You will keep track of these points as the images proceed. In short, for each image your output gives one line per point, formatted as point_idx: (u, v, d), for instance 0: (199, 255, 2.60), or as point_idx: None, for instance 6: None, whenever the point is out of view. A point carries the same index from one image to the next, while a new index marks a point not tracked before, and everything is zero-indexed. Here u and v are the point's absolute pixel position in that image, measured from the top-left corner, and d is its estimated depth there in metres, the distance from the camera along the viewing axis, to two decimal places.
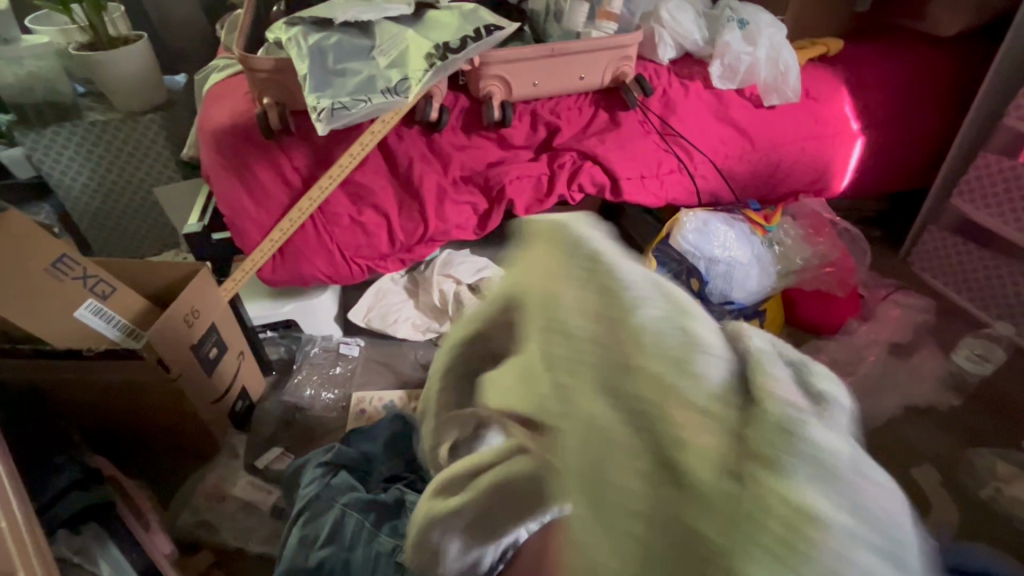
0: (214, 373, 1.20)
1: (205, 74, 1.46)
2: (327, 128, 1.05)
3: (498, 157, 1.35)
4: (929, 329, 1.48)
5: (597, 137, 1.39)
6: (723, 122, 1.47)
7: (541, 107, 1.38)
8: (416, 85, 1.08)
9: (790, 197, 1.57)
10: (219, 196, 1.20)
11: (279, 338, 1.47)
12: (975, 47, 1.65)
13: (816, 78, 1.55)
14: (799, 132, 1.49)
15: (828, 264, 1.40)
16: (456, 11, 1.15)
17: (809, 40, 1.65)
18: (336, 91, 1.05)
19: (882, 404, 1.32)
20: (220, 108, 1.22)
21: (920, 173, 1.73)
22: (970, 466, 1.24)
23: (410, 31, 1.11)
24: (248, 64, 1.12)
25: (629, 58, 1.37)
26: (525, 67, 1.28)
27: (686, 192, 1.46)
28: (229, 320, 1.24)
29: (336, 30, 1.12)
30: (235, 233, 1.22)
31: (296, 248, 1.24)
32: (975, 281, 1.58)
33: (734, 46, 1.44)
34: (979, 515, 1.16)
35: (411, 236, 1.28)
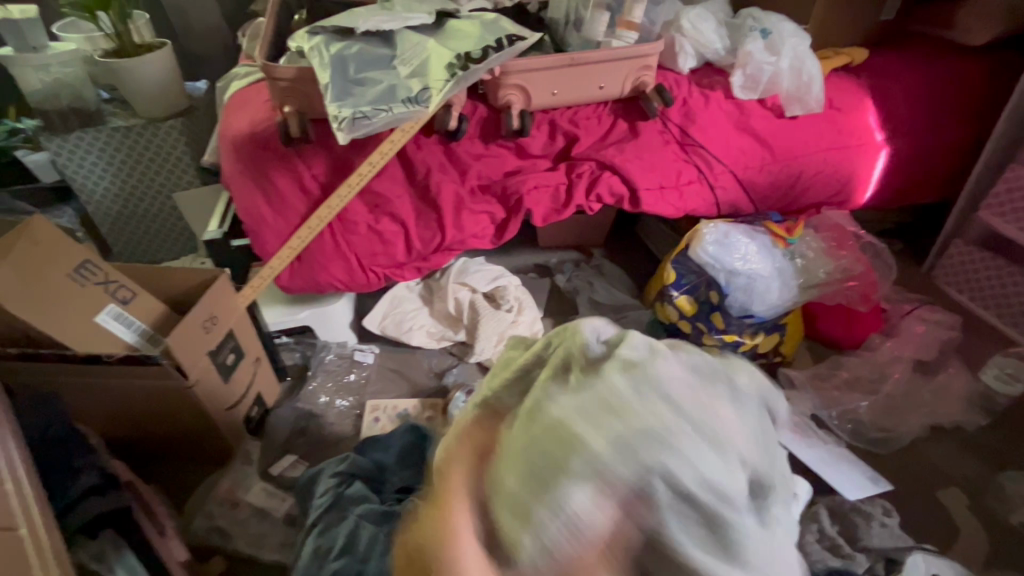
0: (230, 379, 1.20)
1: (227, 81, 1.48)
2: (348, 137, 1.04)
3: (515, 167, 1.35)
4: (954, 346, 1.45)
5: (615, 147, 1.38)
6: (744, 132, 1.45)
7: (560, 116, 1.38)
8: (436, 95, 1.08)
9: (811, 209, 1.54)
10: (239, 203, 1.20)
11: (294, 344, 1.47)
12: (1001, 58, 1.62)
13: (839, 89, 1.53)
14: (821, 143, 1.47)
15: (851, 278, 1.37)
16: (476, 21, 1.15)
17: (832, 49, 1.62)
18: (357, 100, 1.05)
19: (906, 423, 1.29)
20: (241, 116, 1.23)
21: (944, 186, 1.70)
22: (998, 490, 1.20)
23: (431, 40, 1.11)
24: (269, 72, 1.12)
25: (649, 67, 1.36)
26: (545, 77, 1.27)
27: (705, 203, 1.44)
28: (245, 326, 1.24)
29: (357, 40, 1.12)
30: (253, 240, 1.23)
31: (314, 256, 1.24)
32: (1002, 297, 1.54)
33: (756, 56, 1.42)
34: (1008, 542, 1.12)
35: (428, 245, 1.28)
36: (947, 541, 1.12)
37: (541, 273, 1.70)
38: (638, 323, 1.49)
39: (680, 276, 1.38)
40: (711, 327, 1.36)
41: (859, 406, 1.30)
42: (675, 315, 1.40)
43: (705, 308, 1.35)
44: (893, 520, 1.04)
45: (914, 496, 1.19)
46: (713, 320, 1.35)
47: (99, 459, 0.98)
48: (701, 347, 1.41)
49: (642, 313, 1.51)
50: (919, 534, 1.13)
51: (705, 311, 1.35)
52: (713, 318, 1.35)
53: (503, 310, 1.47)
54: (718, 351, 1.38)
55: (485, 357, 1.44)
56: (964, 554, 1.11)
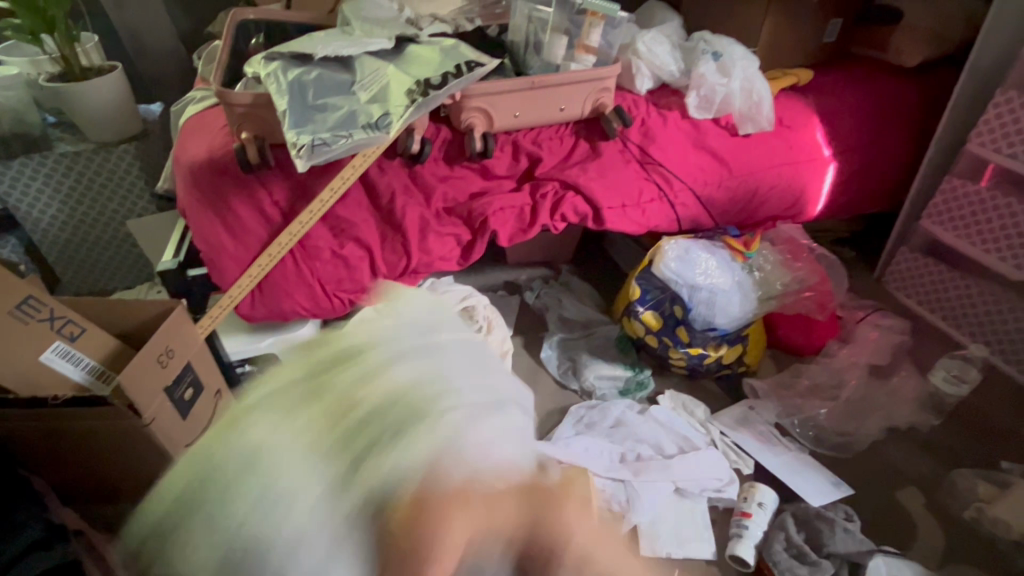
0: (189, 415, 1.16)
1: (182, 105, 1.44)
2: (307, 164, 1.03)
3: (480, 188, 1.35)
4: (906, 350, 1.51)
5: (578, 167, 1.40)
6: (701, 151, 1.50)
7: (522, 137, 1.40)
8: (397, 120, 1.08)
9: (767, 223, 1.60)
10: (195, 232, 1.17)
11: (257, 373, 1.41)
12: (933, 77, 1.73)
13: (787, 107, 1.60)
14: (774, 159, 1.53)
15: (807, 289, 1.42)
16: (436, 46, 1.16)
17: (781, 70, 1.69)
18: (316, 126, 1.04)
19: (864, 427, 1.33)
20: (198, 142, 1.20)
21: (888, 197, 1.79)
22: (952, 487, 1.24)
23: (391, 66, 1.11)
24: (225, 99, 1.10)
25: (607, 90, 1.40)
26: (506, 100, 1.30)
27: (666, 220, 1.48)
28: (204, 358, 1.20)
29: (316, 66, 1.12)
30: (212, 269, 1.19)
31: (276, 283, 1.21)
32: (947, 300, 1.62)
33: (708, 78, 1.48)
34: (963, 539, 1.17)
35: (394, 269, 1.26)
36: (906, 542, 1.16)
37: (511, 291, 1.71)
38: (607, 339, 1.51)
39: (645, 291, 1.41)
40: (676, 341, 1.39)
41: (819, 412, 1.34)
42: (642, 330, 1.42)
43: (669, 322, 1.39)
44: (856, 524, 1.12)
45: (874, 499, 1.23)
46: (678, 334, 1.38)
47: (39, 513, 0.92)
48: (667, 360, 1.43)
49: (610, 328, 1.53)
50: (880, 536, 1.17)
51: (670, 326, 1.39)
52: (678, 332, 1.38)
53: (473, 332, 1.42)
54: (684, 363, 1.41)
55: None
56: (923, 554, 1.14)
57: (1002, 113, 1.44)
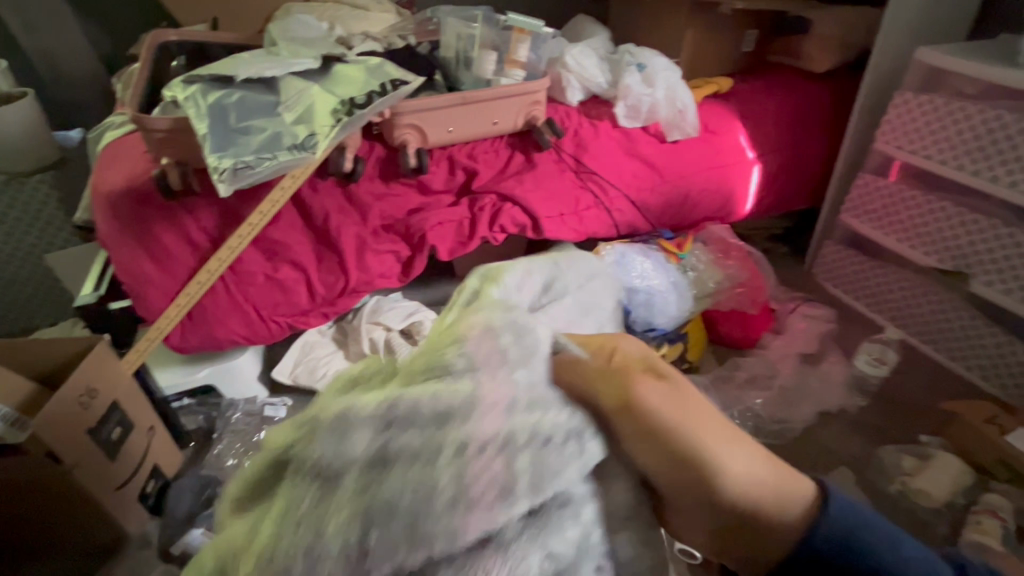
0: (117, 456, 1.10)
1: (100, 132, 1.39)
2: (231, 188, 1.02)
3: (419, 204, 1.35)
4: (833, 337, 1.60)
5: (514, 178, 1.42)
6: (632, 158, 1.55)
7: (458, 152, 1.41)
8: (323, 140, 1.08)
9: (700, 224, 1.66)
10: (117, 263, 1.12)
11: (197, 406, 1.38)
12: (843, 81, 1.86)
13: (711, 113, 1.68)
14: (702, 164, 1.60)
15: (738, 284, 1.49)
16: (362, 65, 1.16)
17: (702, 79, 1.78)
18: (239, 149, 1.02)
19: (799, 413, 1.40)
20: (116, 170, 1.16)
21: (811, 194, 1.91)
22: (880, 464, 1.32)
23: (316, 86, 1.11)
24: (141, 124, 1.06)
25: (538, 103, 1.43)
26: (438, 115, 1.31)
27: (605, 226, 1.50)
28: (134, 395, 1.15)
29: (237, 87, 1.09)
30: (137, 301, 1.14)
31: (207, 312, 1.17)
32: (868, 288, 1.73)
33: (634, 89, 1.54)
34: (892, 512, 1.24)
35: (332, 289, 1.24)
36: None
37: None
38: None
39: None
40: None
41: (756, 402, 1.40)
42: None
43: None
44: None
45: None
46: None
47: None
48: None
49: None
50: None
51: None
52: None
53: None
54: None
55: None
56: None
57: (901, 114, 1.57)
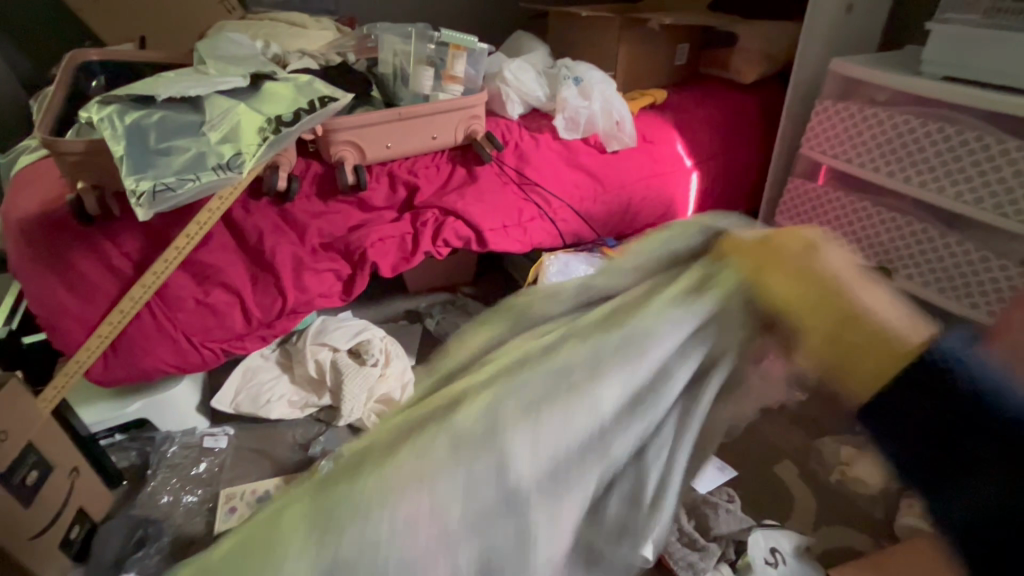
0: (34, 502, 1.02)
1: (14, 156, 1.31)
2: (150, 212, 0.97)
3: (359, 221, 1.32)
4: None
5: (456, 192, 1.42)
6: (574, 169, 1.58)
7: (398, 167, 1.40)
8: (250, 160, 1.05)
9: (644, 231, 1.70)
10: (30, 294, 1.05)
11: (129, 442, 1.32)
12: (771, 90, 1.96)
13: (649, 124, 1.74)
14: (642, 172, 1.64)
15: None
16: (290, 82, 1.14)
17: (639, 91, 1.84)
18: (159, 171, 0.98)
19: None
20: (28, 195, 1.10)
21: (748, 198, 1.99)
22: (819, 455, 1.37)
23: (242, 104, 1.08)
24: (53, 147, 1.01)
25: (477, 116, 1.45)
26: (374, 131, 1.30)
27: (549, 236, 1.52)
28: (54, 434, 1.08)
29: (158, 107, 1.06)
30: (53, 333, 1.07)
31: (132, 341, 1.11)
32: None
33: (571, 102, 1.58)
34: (831, 501, 1.29)
35: (268, 311, 1.20)
36: (784, 513, 1.27)
37: (411, 319, 1.67)
38: None
39: None
40: None
41: None
42: None
43: None
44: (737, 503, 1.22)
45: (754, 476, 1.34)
46: None
47: None
48: None
49: None
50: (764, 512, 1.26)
51: None
52: None
53: (368, 366, 1.40)
54: None
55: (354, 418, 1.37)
56: (798, 522, 1.25)
57: (823, 121, 1.66)
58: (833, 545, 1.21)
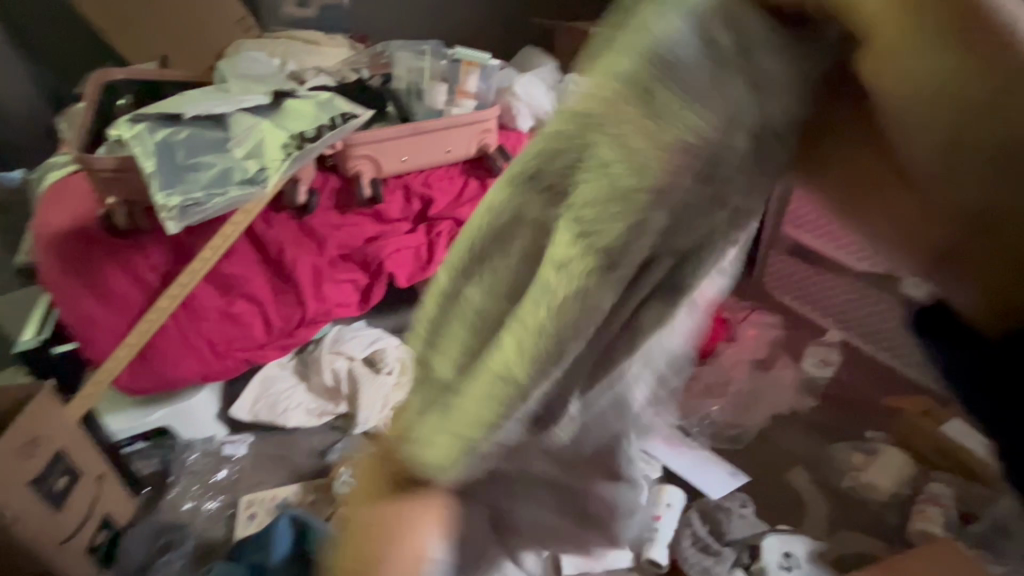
0: (64, 508, 1.05)
1: (42, 171, 1.36)
2: (180, 225, 1.01)
3: (375, 232, 1.34)
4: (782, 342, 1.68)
5: (470, 204, 1.43)
6: None
7: (413, 180, 1.44)
8: (274, 174, 1.09)
9: None
10: (63, 306, 1.09)
11: (151, 449, 1.34)
12: None
13: None
14: None
15: None
16: (312, 100, 1.19)
17: None
18: (188, 186, 1.02)
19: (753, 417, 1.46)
20: (59, 210, 1.14)
21: None
22: (830, 461, 1.38)
23: (266, 121, 1.12)
24: (86, 164, 1.05)
25: (490, 130, 1.48)
26: (390, 145, 1.34)
27: None
28: (83, 441, 1.11)
29: (186, 125, 1.10)
30: (84, 343, 1.11)
31: (158, 350, 1.14)
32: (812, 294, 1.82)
33: None
34: (841, 506, 1.31)
35: (290, 321, 1.23)
36: (795, 519, 1.28)
37: None
38: None
39: None
40: None
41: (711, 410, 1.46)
42: None
43: None
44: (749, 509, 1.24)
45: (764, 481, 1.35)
46: None
47: None
48: None
49: None
50: (775, 518, 1.27)
51: None
52: None
53: (383, 374, 1.42)
54: None
55: (369, 425, 1.40)
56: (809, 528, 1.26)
57: None
58: (845, 550, 1.22)
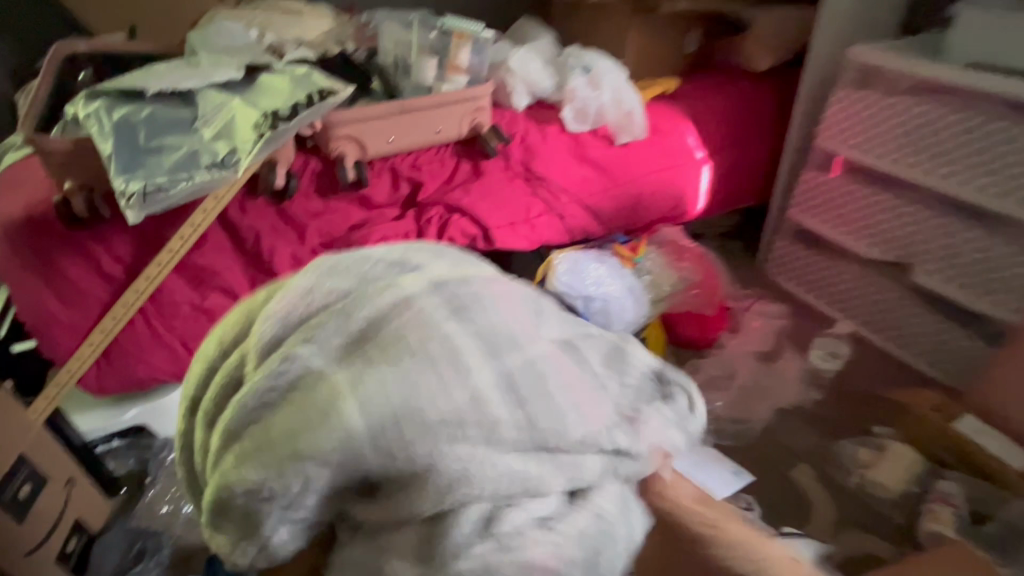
0: (28, 516, 0.99)
1: None
2: (140, 215, 0.91)
3: (361, 219, 1.28)
4: (787, 334, 1.62)
5: (461, 189, 1.37)
6: (582, 162, 1.51)
7: (400, 162, 1.35)
8: (246, 157, 0.98)
9: (654, 225, 1.64)
10: (19, 302, 1.01)
11: (128, 448, 1.28)
12: (785, 78, 1.89)
13: (659, 115, 1.67)
14: (653, 165, 1.57)
15: (692, 287, 1.47)
16: (287, 76, 1.08)
17: (649, 80, 1.78)
18: (149, 171, 0.93)
19: (757, 412, 1.41)
20: (10, 196, 1.04)
21: (760, 190, 1.93)
22: (837, 457, 1.34)
23: (236, 98, 1.02)
24: (38, 146, 0.96)
25: (483, 109, 1.40)
26: (376, 125, 1.26)
27: (557, 233, 1.46)
28: (46, 445, 1.04)
29: (148, 102, 1.01)
30: (41, 341, 1.02)
31: (126, 349, 1.06)
32: (816, 281, 1.75)
33: (580, 92, 1.53)
34: (848, 504, 1.26)
35: None
36: (801, 519, 1.23)
37: None
38: None
39: None
40: None
41: (714, 404, 1.40)
42: None
43: None
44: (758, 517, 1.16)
45: (769, 478, 1.30)
46: None
47: None
48: None
49: None
50: (779, 518, 1.23)
51: None
52: None
53: None
54: None
55: None
56: (815, 528, 1.21)
57: (840, 110, 1.60)
58: (854, 551, 1.17)
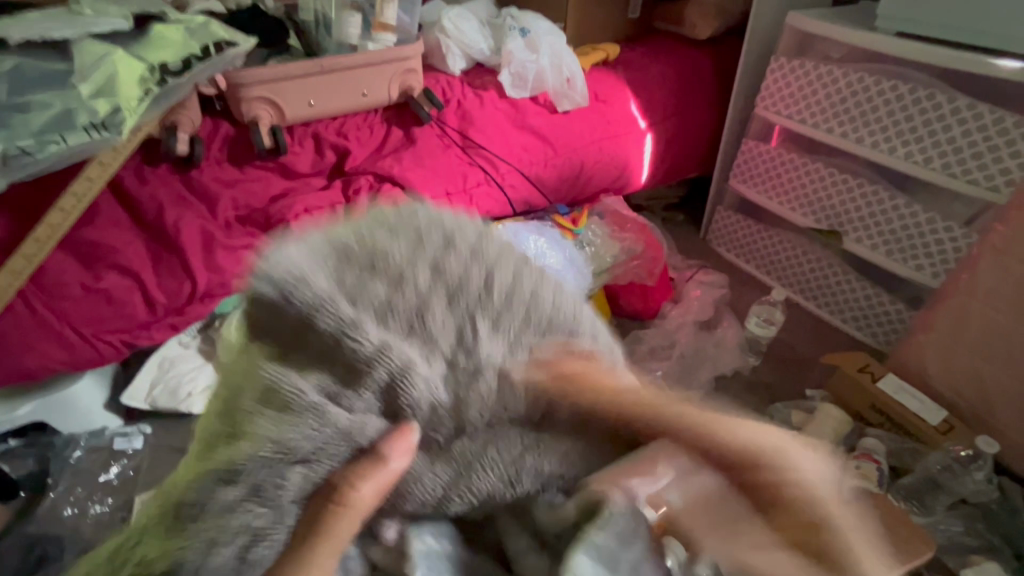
0: None
1: None
2: (5, 180, 0.83)
3: (282, 189, 1.16)
4: (726, 302, 1.64)
5: (392, 157, 1.27)
6: (523, 130, 1.45)
7: (325, 129, 1.25)
8: (133, 118, 0.90)
9: (597, 196, 1.61)
10: None
11: (25, 447, 1.12)
12: (728, 47, 1.87)
13: (601, 82, 1.63)
14: (596, 134, 1.53)
15: (635, 257, 1.46)
16: (180, 24, 0.98)
17: (591, 46, 1.74)
18: (12, 132, 0.80)
19: (697, 379, 1.42)
20: None
21: (704, 161, 1.93)
22: (773, 420, 1.37)
23: (121, 50, 0.90)
24: None
25: (413, 71, 1.31)
26: (295, 86, 1.16)
27: (498, 204, 1.39)
28: None
29: (13, 53, 0.85)
30: None
31: (3, 337, 0.93)
32: (755, 251, 1.79)
33: (517, 54, 1.45)
34: None
35: (175, 298, 1.03)
36: None
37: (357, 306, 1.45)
38: None
39: None
40: None
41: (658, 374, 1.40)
42: None
43: None
44: None
45: None
46: None
47: None
48: None
49: None
50: None
51: None
52: None
53: None
54: None
55: None
56: None
57: (778, 80, 1.60)
58: None
